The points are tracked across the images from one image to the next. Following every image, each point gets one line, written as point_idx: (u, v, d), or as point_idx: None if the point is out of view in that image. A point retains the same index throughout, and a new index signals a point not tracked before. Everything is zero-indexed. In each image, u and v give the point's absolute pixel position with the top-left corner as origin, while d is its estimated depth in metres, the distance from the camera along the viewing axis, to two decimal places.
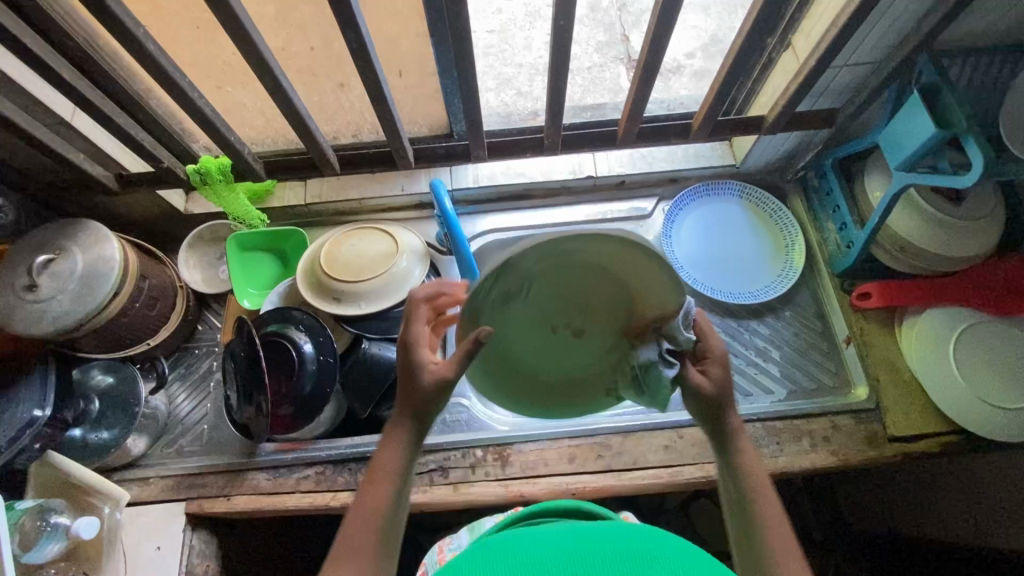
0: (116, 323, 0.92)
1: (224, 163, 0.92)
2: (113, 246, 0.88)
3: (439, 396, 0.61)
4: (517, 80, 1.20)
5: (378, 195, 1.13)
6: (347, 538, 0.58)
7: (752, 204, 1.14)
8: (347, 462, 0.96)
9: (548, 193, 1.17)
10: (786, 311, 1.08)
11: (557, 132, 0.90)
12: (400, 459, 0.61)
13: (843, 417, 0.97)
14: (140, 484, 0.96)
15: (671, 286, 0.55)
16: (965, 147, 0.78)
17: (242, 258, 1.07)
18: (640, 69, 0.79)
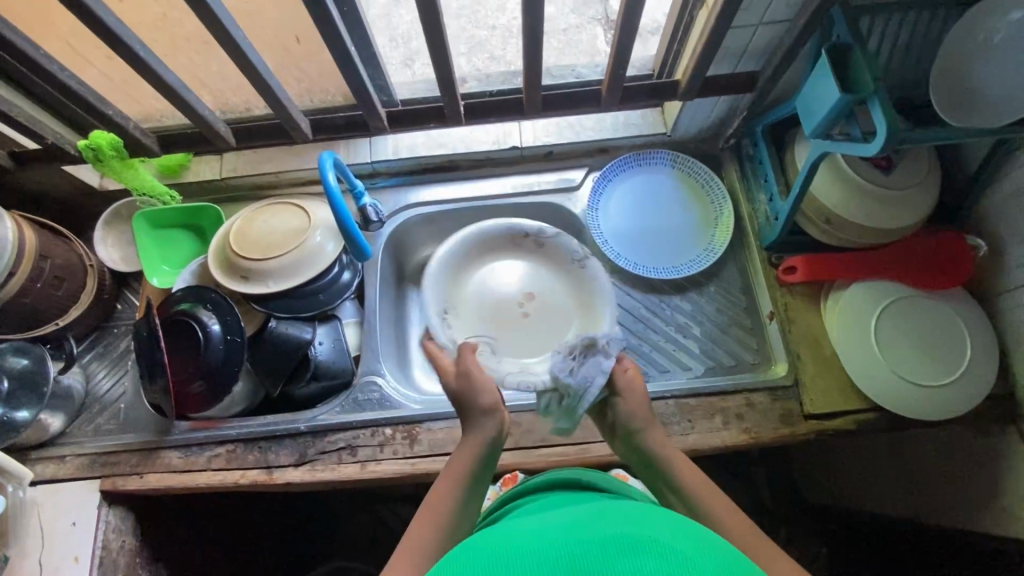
0: (17, 305, 0.91)
1: (116, 140, 0.89)
2: (5, 227, 0.87)
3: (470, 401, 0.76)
4: (490, 44, 1.07)
5: (295, 168, 1.10)
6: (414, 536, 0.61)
7: (683, 173, 1.09)
8: (256, 441, 0.96)
9: (474, 164, 1.13)
10: (711, 286, 1.05)
11: (455, 100, 0.87)
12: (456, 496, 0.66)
13: (759, 394, 0.95)
14: (55, 463, 0.97)
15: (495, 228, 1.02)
16: (873, 111, 0.74)
17: (155, 235, 1.05)
18: (527, 31, 0.74)
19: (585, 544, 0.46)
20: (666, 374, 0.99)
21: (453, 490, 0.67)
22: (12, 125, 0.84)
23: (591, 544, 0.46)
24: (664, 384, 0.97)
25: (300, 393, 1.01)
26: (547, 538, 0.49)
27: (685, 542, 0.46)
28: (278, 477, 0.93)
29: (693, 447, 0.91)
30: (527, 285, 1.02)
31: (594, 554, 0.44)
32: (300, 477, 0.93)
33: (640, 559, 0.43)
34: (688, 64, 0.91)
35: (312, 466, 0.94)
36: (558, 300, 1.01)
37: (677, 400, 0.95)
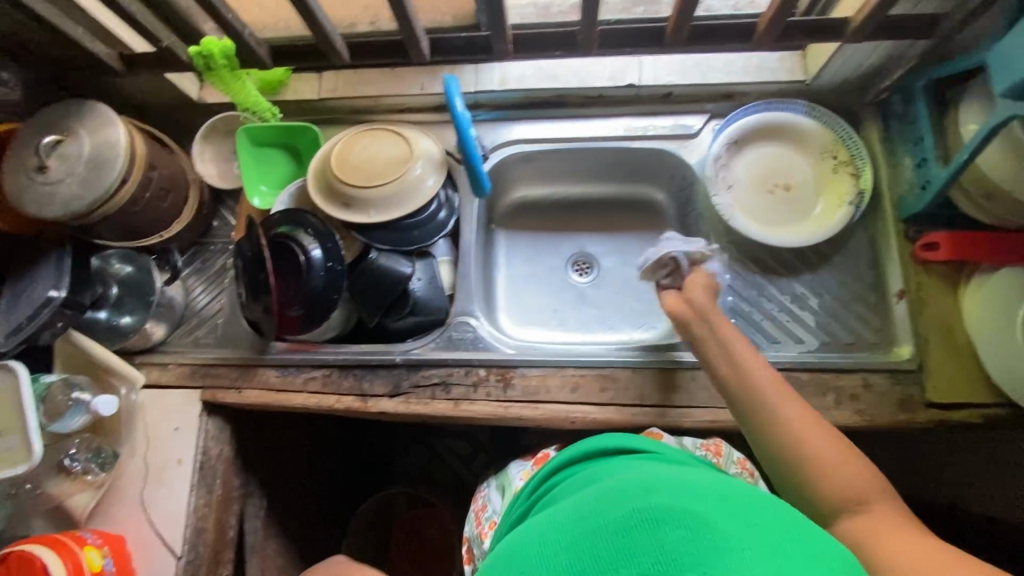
0: (129, 212, 0.90)
1: (227, 46, 0.85)
2: (119, 131, 0.85)
3: None
4: None
5: (396, 93, 1.04)
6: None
7: (819, 127, 0.97)
8: (352, 368, 0.97)
9: (583, 101, 1.05)
10: (836, 256, 0.96)
11: (592, 28, 0.78)
12: None
13: (878, 375, 0.89)
14: (158, 370, 1.00)
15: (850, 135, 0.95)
16: None
17: (255, 154, 1.03)
18: None
19: (602, 530, 0.44)
20: (776, 345, 0.93)
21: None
22: (129, 23, 0.80)
23: (609, 526, 0.44)
24: (773, 355, 0.91)
25: (394, 326, 1.00)
26: (569, 521, 0.48)
27: (705, 504, 0.43)
28: (373, 406, 0.94)
29: None
30: (795, 182, 0.98)
31: (613, 540, 0.43)
32: (393, 408, 0.94)
33: (663, 530, 0.41)
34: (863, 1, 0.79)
35: (406, 398, 0.94)
36: (811, 204, 0.97)
37: (786, 372, 0.90)
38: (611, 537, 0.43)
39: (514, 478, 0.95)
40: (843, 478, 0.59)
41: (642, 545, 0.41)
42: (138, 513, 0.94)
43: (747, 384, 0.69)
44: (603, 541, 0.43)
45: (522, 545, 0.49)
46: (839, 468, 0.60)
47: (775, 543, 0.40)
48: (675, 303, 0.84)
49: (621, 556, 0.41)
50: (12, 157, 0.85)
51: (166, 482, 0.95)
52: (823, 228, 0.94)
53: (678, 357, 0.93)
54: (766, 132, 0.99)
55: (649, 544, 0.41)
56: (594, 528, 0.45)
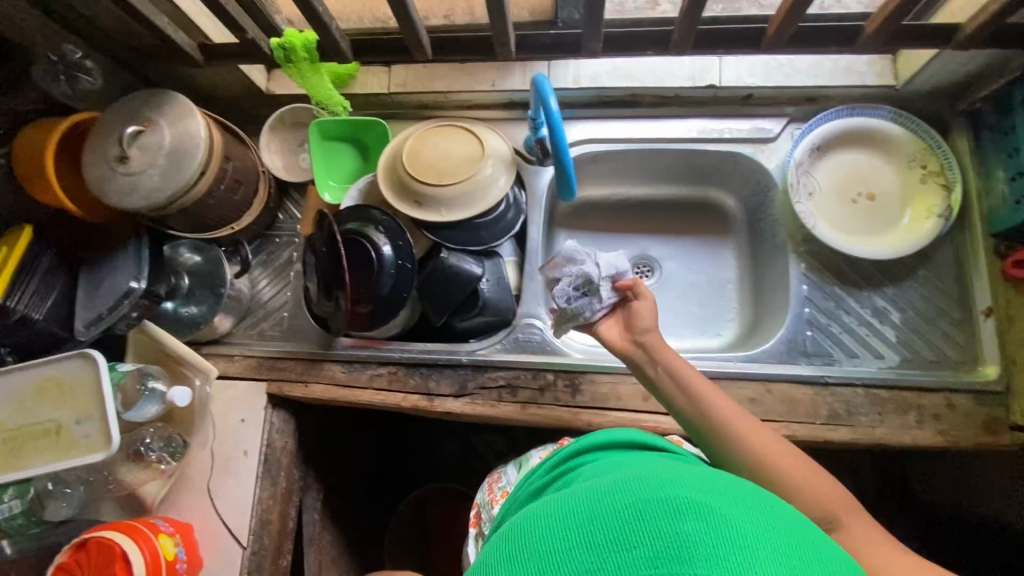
0: (204, 204, 0.90)
1: (310, 38, 0.85)
2: (199, 123, 0.85)
3: None
4: None
5: (466, 89, 1.02)
6: None
7: (906, 135, 0.93)
8: (418, 367, 0.96)
9: (659, 100, 1.02)
10: (920, 270, 0.93)
11: (693, 25, 0.75)
12: None
13: (962, 395, 0.86)
14: (225, 360, 1.00)
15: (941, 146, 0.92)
16: None
17: (324, 148, 1.02)
18: None
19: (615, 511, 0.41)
20: (854, 359, 0.91)
21: None
22: (217, 13, 0.79)
23: (621, 508, 0.41)
24: (852, 370, 0.89)
25: (461, 326, 0.99)
26: (575, 505, 0.44)
27: (721, 496, 0.41)
28: (439, 406, 0.94)
29: (880, 440, 0.85)
30: (878, 192, 0.95)
31: (625, 521, 0.40)
32: (460, 409, 0.93)
33: (679, 519, 0.39)
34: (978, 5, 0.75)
35: (471, 399, 0.94)
36: (895, 216, 0.94)
37: (866, 389, 0.88)
38: (622, 519, 0.40)
39: (532, 454, 0.94)
40: (814, 499, 0.59)
41: (656, 529, 0.38)
42: (205, 502, 0.95)
43: (705, 417, 0.65)
44: (613, 523, 0.40)
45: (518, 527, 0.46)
46: (815, 488, 0.59)
47: (787, 539, 0.38)
48: (622, 342, 0.73)
49: (636, 536, 0.39)
50: (92, 147, 0.85)
51: (232, 473, 0.95)
52: (907, 240, 0.91)
53: (752, 369, 0.90)
54: (849, 140, 0.96)
55: (666, 528, 0.38)
56: (602, 509, 0.42)
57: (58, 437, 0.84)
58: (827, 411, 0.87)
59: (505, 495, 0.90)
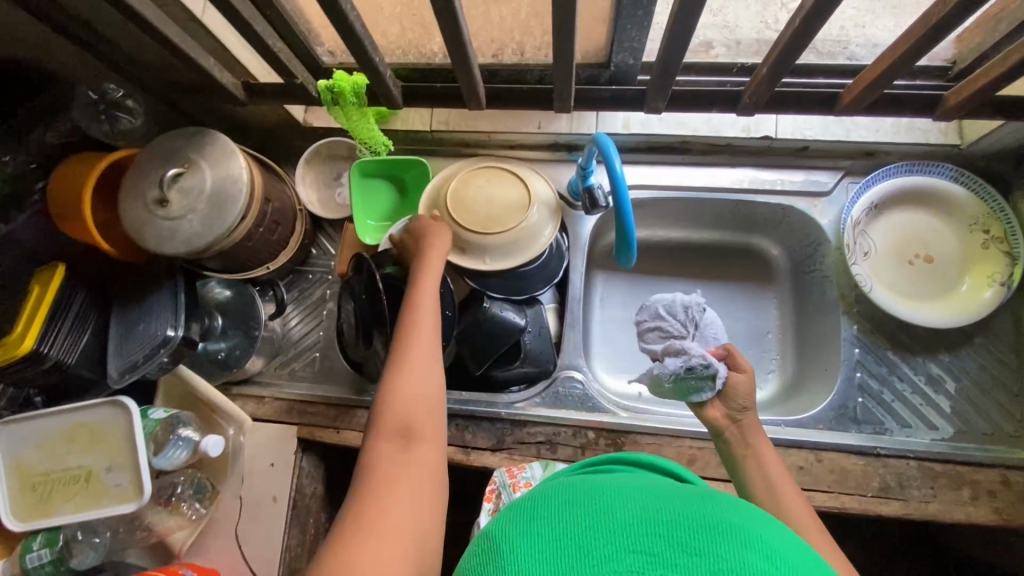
0: (242, 247, 0.87)
1: (360, 82, 0.81)
2: (242, 166, 0.82)
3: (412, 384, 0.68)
4: None
5: (511, 130, 0.99)
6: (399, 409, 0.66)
7: (967, 196, 0.91)
8: (454, 417, 0.93)
9: (710, 149, 0.99)
10: (977, 338, 0.90)
11: (773, 82, 0.71)
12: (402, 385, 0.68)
13: (1019, 472, 0.84)
14: (255, 402, 0.97)
15: (1002, 208, 0.89)
16: None
17: (363, 187, 0.99)
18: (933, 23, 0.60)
19: (672, 512, 0.40)
20: (907, 429, 0.88)
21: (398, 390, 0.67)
22: (269, 57, 0.77)
23: (680, 513, 0.40)
24: (905, 442, 0.86)
25: (500, 376, 0.97)
26: (622, 491, 0.44)
27: (784, 537, 0.40)
28: (476, 459, 0.91)
29: (934, 516, 0.82)
30: (934, 254, 0.93)
31: (687, 533, 0.38)
32: (497, 464, 0.91)
33: (742, 549, 0.38)
34: None
35: (509, 454, 0.91)
36: (951, 278, 0.91)
37: (919, 462, 0.85)
38: (685, 526, 0.39)
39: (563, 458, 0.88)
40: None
41: (725, 553, 0.37)
42: (232, 548, 0.92)
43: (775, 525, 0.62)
44: (672, 521, 0.39)
45: (552, 493, 0.44)
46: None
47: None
48: (720, 417, 0.75)
49: (698, 549, 0.38)
50: (131, 187, 0.82)
51: (261, 519, 0.93)
52: (964, 306, 0.88)
53: (802, 436, 0.88)
54: (906, 198, 0.93)
55: (733, 554, 0.37)
56: (654, 505, 0.41)
57: (88, 485, 0.82)
58: (878, 483, 0.84)
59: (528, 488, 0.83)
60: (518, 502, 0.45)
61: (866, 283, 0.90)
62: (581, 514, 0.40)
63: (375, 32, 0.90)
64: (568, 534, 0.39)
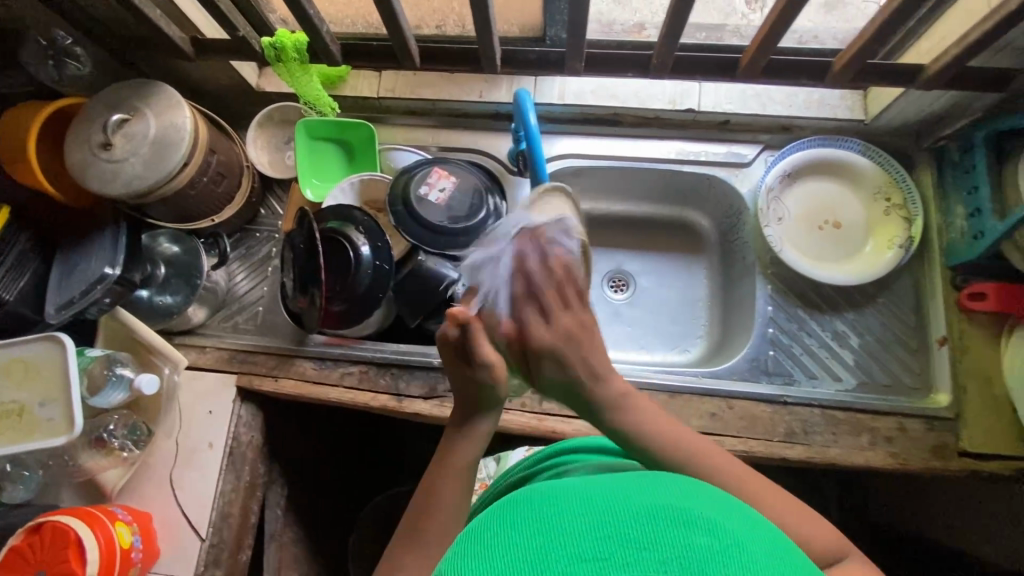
0: (185, 195, 0.91)
1: (301, 40, 0.86)
2: (185, 115, 0.86)
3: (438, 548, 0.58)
4: None
5: (454, 98, 1.05)
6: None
7: (873, 167, 0.98)
8: (389, 367, 0.97)
9: (640, 121, 1.05)
10: (879, 298, 0.96)
11: (670, 54, 0.79)
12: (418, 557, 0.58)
13: (913, 420, 0.89)
14: (197, 352, 1.00)
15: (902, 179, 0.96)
16: None
17: (310, 147, 1.04)
18: None
19: (604, 510, 0.37)
20: (813, 380, 0.94)
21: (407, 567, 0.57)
22: (210, 10, 0.81)
23: (625, 511, 0.37)
24: (811, 391, 0.92)
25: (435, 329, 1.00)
26: (550, 497, 0.40)
27: (718, 508, 0.39)
28: (407, 406, 0.95)
29: (833, 460, 0.87)
30: (844, 223, 0.99)
31: (634, 528, 0.35)
32: (428, 411, 0.94)
33: (693, 534, 0.35)
34: (940, 48, 0.79)
35: (440, 402, 0.95)
36: (857, 244, 0.98)
37: (823, 409, 0.90)
38: (631, 522, 0.36)
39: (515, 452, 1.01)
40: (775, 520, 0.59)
41: (666, 540, 0.34)
42: (166, 492, 0.94)
43: None
44: (606, 521, 0.36)
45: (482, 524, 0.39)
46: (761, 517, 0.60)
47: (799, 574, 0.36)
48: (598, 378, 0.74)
49: (639, 543, 0.34)
50: (77, 133, 0.86)
51: (196, 464, 0.95)
52: (867, 267, 0.95)
53: (716, 385, 0.93)
54: (819, 168, 1.00)
55: (674, 539, 0.34)
56: (585, 509, 0.37)
57: (20, 419, 0.84)
58: (784, 429, 0.89)
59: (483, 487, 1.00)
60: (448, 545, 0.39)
61: (778, 245, 0.96)
62: (517, 542, 0.36)
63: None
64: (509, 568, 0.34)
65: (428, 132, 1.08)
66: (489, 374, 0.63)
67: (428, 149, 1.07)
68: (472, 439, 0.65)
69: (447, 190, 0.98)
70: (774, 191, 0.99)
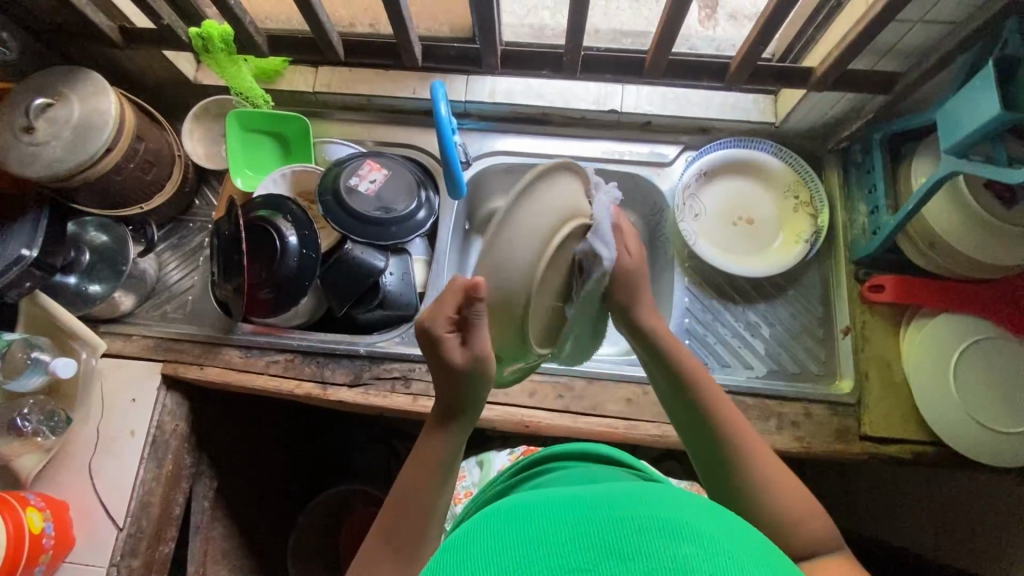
0: (110, 181, 0.92)
1: (227, 32, 0.89)
2: (109, 100, 0.87)
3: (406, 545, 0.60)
4: None
5: (388, 94, 1.08)
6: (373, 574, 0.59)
7: (783, 166, 1.03)
8: (315, 355, 0.98)
9: (567, 121, 1.10)
10: (790, 290, 1.01)
11: (577, 53, 0.84)
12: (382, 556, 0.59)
13: (819, 405, 0.93)
14: (122, 339, 1.00)
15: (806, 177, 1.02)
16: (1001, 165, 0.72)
17: (244, 138, 1.05)
18: None
19: (601, 520, 0.39)
20: (727, 368, 0.97)
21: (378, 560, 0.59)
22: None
23: (615, 523, 0.39)
24: (723, 377, 0.95)
25: (363, 318, 1.02)
26: (553, 507, 0.43)
27: (703, 516, 0.41)
28: (332, 394, 0.96)
29: None
30: (759, 219, 1.04)
31: (623, 540, 0.37)
32: (352, 398, 0.95)
33: (676, 543, 0.37)
34: (827, 52, 0.85)
35: (365, 389, 0.96)
36: (769, 239, 1.04)
37: (733, 395, 0.94)
38: (620, 534, 0.38)
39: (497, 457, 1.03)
40: None
41: (654, 551, 0.36)
42: (83, 479, 0.93)
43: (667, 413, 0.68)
44: (602, 531, 0.38)
45: (492, 525, 0.42)
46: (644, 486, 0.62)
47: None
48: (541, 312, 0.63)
49: (626, 551, 0.36)
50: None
51: (116, 452, 0.94)
52: (777, 260, 1.00)
53: (632, 373, 0.96)
54: (736, 167, 1.06)
55: (662, 548, 0.36)
56: (584, 520, 0.40)
57: None
58: None
59: (467, 495, 1.00)
60: (458, 539, 0.42)
61: (693, 239, 1.00)
62: (518, 547, 0.39)
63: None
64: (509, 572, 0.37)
65: (364, 127, 1.10)
66: (467, 358, 0.58)
67: (363, 143, 1.10)
68: (448, 438, 0.63)
69: (377, 182, 1.00)
70: (692, 189, 1.04)
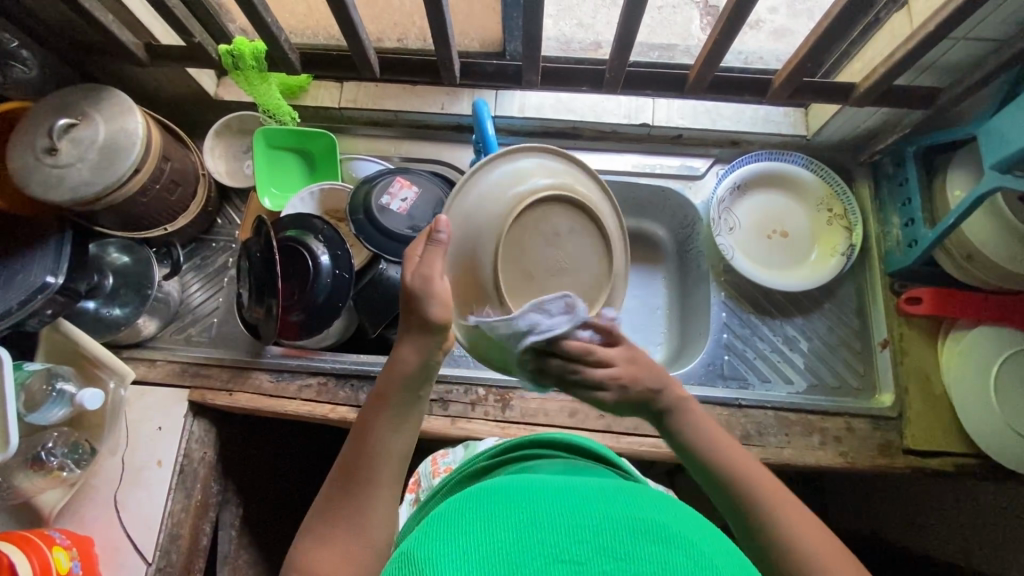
0: (136, 203, 0.89)
1: (259, 48, 0.87)
2: (136, 120, 0.84)
3: (369, 483, 0.55)
4: None
5: (415, 110, 1.06)
6: (331, 511, 0.54)
7: (814, 179, 1.04)
8: (349, 378, 0.96)
9: (597, 135, 1.09)
10: (826, 303, 1.02)
11: (620, 70, 0.83)
12: (338, 488, 0.55)
13: (860, 421, 0.93)
14: (146, 365, 0.97)
15: (838, 189, 1.02)
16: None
17: (269, 156, 1.03)
18: (727, 14, 0.72)
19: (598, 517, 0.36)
20: (766, 383, 0.98)
21: (336, 498, 0.54)
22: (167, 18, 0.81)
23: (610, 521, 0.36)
24: (763, 394, 0.95)
25: (395, 338, 1.01)
26: (550, 492, 0.40)
27: (707, 535, 0.37)
28: None
29: (787, 461, 0.90)
30: (790, 232, 1.05)
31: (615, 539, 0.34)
32: None
33: (670, 554, 0.34)
34: (869, 68, 0.85)
35: None
36: (801, 252, 1.04)
37: (776, 412, 0.93)
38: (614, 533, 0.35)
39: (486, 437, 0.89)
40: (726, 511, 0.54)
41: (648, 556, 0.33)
42: (109, 513, 0.89)
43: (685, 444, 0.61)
44: (598, 527, 0.35)
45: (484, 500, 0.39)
46: None
47: None
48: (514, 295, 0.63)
49: (618, 552, 0.34)
50: (20, 137, 0.83)
51: (143, 483, 0.90)
52: (812, 274, 1.00)
53: None
54: (767, 181, 1.05)
55: (656, 555, 0.34)
56: (581, 513, 0.37)
57: None
58: (740, 432, 0.92)
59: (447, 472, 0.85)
60: (445, 511, 0.39)
61: (730, 253, 1.00)
62: (506, 531, 0.35)
63: (281, 9, 0.94)
64: (497, 555, 0.34)
65: (390, 144, 1.09)
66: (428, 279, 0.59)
67: (390, 160, 1.08)
68: (408, 358, 0.59)
69: (409, 200, 0.97)
70: (727, 204, 1.04)
